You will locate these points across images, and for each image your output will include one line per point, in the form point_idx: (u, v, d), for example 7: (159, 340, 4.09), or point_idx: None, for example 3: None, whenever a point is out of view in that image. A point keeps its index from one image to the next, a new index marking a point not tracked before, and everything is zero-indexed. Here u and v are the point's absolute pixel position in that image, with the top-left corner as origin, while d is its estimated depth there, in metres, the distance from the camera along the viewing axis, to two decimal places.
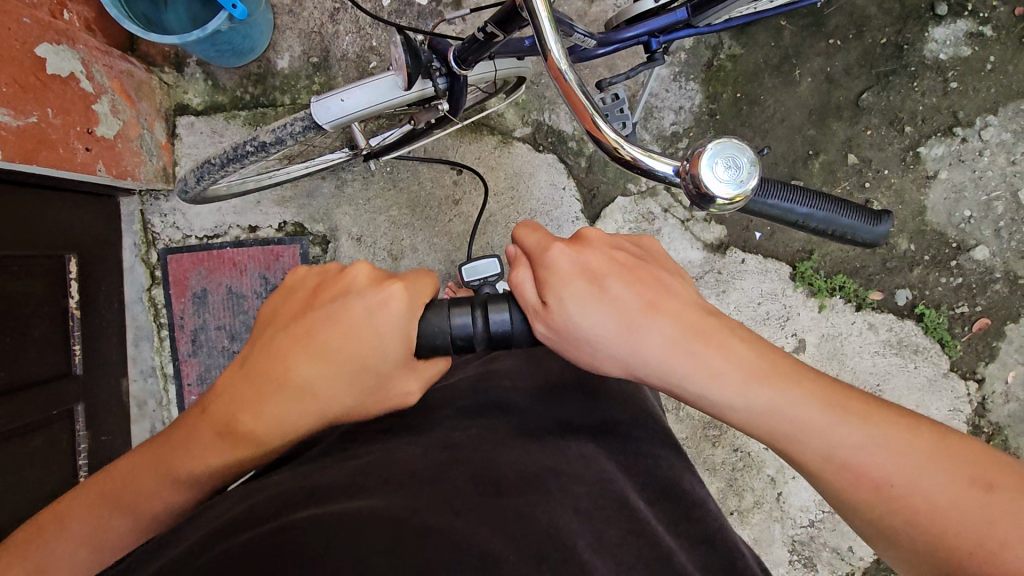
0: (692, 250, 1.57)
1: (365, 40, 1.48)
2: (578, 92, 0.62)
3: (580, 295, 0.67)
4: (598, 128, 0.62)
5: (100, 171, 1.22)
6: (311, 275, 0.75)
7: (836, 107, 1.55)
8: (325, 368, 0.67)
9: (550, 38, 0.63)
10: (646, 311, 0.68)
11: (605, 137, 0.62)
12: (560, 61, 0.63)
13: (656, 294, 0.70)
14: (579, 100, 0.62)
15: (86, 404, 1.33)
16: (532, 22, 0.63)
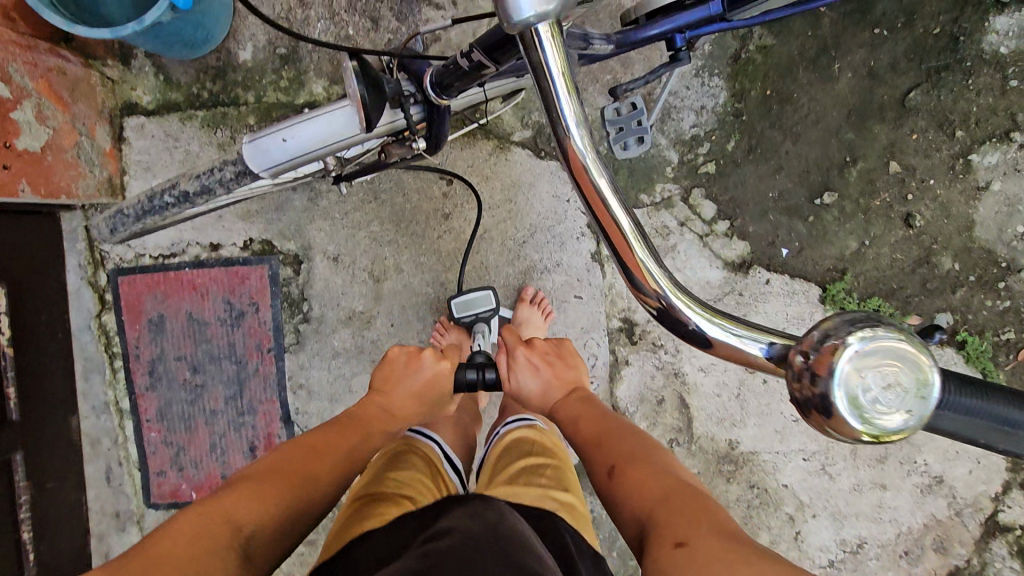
0: (711, 269, 1.40)
1: (340, 28, 1.27)
2: (609, 208, 0.45)
3: (523, 370, 0.92)
4: (640, 257, 0.45)
5: (23, 192, 1.04)
6: (402, 351, 0.96)
7: (879, 108, 1.36)
8: (405, 402, 0.92)
9: (570, 118, 0.45)
10: (557, 384, 0.95)
11: (649, 273, 0.45)
12: (584, 154, 0.45)
13: (559, 376, 0.96)
14: (613, 217, 0.46)
15: (28, 450, 1.18)
16: (544, 93, 0.45)
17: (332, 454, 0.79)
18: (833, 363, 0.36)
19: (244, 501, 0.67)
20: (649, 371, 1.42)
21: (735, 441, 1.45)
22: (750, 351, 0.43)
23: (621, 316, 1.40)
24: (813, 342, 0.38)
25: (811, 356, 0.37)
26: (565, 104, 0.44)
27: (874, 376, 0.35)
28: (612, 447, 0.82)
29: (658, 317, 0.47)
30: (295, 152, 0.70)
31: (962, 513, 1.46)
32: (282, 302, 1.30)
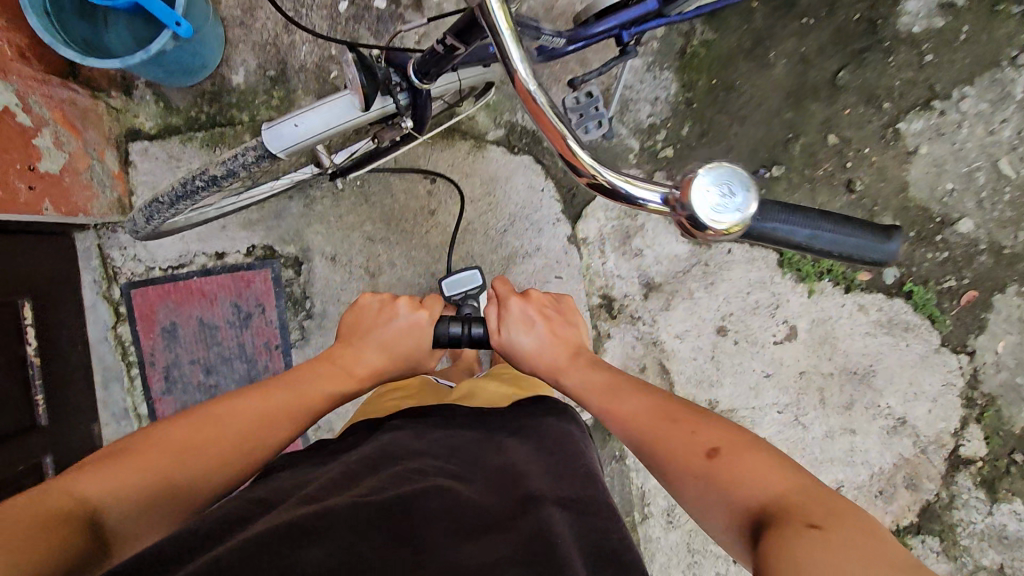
0: (678, 245, 1.52)
1: (324, 49, 1.40)
2: (549, 117, 0.59)
3: (516, 327, 1.02)
4: (576, 153, 0.60)
5: (47, 210, 1.15)
6: (375, 300, 1.09)
7: (813, 88, 1.52)
8: (374, 355, 1.03)
9: (515, 56, 0.58)
10: (553, 339, 1.03)
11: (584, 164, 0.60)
12: (528, 83, 0.59)
13: (556, 331, 1.05)
14: (555, 127, 0.59)
15: (56, 454, 1.26)
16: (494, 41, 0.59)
17: (243, 414, 0.84)
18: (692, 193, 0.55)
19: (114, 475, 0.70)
20: (630, 342, 1.54)
21: (715, 401, 1.56)
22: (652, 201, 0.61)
23: (599, 292, 1.52)
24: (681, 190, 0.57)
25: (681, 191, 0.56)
26: (510, 45, 0.58)
27: (718, 189, 0.55)
28: (697, 430, 0.79)
29: (595, 189, 0.63)
30: (305, 138, 0.76)
31: (927, 450, 1.58)
32: (286, 302, 1.41)
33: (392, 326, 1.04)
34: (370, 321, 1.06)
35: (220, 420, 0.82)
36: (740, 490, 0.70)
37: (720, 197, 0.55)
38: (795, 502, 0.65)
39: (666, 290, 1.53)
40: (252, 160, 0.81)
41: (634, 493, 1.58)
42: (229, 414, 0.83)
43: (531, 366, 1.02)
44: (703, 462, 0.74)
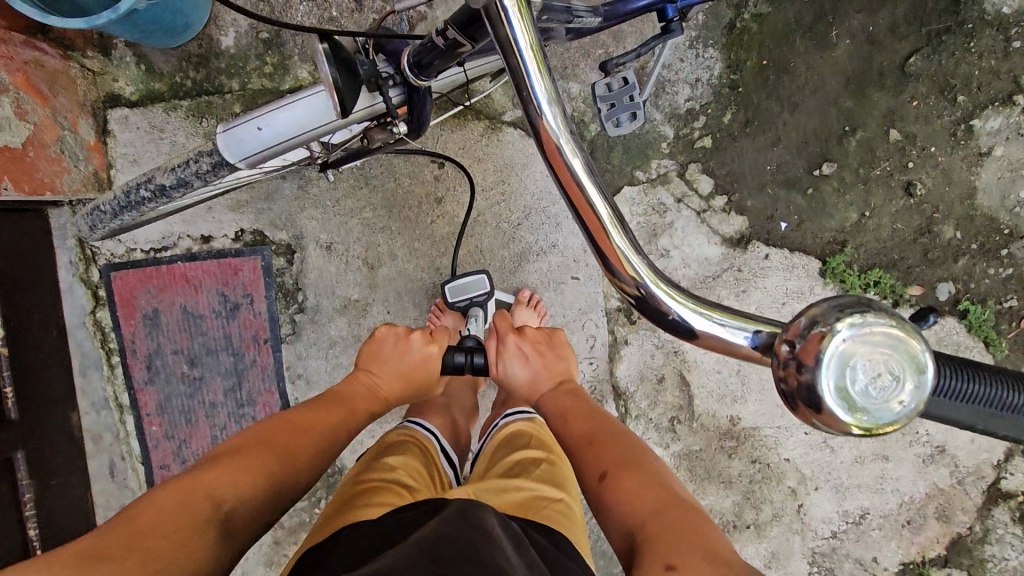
0: (708, 246, 1.39)
1: (323, 9, 1.24)
2: (579, 181, 0.46)
3: (510, 359, 0.85)
4: (619, 245, 0.46)
5: (5, 189, 1.02)
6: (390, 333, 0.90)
7: (878, 74, 1.33)
8: (391, 382, 0.89)
9: (541, 95, 0.46)
10: (547, 375, 0.87)
11: (629, 262, 0.45)
12: (558, 134, 0.46)
13: (552, 367, 0.89)
14: (592, 207, 0.46)
15: (29, 447, 1.18)
16: (516, 78, 0.46)
17: (325, 421, 0.82)
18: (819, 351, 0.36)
19: (235, 478, 0.68)
20: (649, 350, 1.42)
21: (736, 417, 1.45)
22: (734, 341, 0.43)
23: (619, 295, 1.39)
24: (800, 329, 0.38)
25: (797, 345, 0.38)
26: (535, 78, 0.45)
27: (862, 366, 0.36)
28: (605, 451, 0.75)
29: (636, 307, 0.47)
30: (273, 143, 0.69)
31: (964, 481, 1.47)
32: (276, 293, 1.29)
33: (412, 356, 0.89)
34: (383, 352, 0.90)
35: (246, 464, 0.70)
36: (623, 516, 0.68)
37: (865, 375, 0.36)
38: (656, 535, 0.62)
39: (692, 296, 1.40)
40: (208, 168, 0.75)
41: None
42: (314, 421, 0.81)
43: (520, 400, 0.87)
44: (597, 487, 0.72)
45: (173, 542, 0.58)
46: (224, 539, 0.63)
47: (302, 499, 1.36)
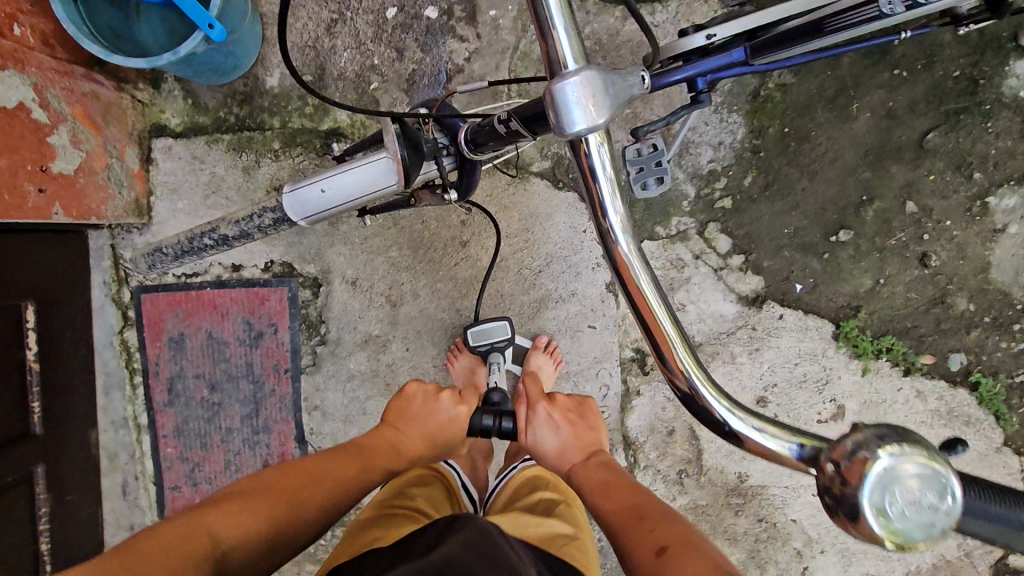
0: (724, 303, 1.42)
1: (366, 57, 1.30)
2: (652, 305, 0.55)
3: (541, 430, 0.87)
4: (673, 344, 0.54)
5: (57, 215, 1.07)
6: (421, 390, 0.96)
7: (896, 148, 1.37)
8: (415, 441, 0.93)
9: (618, 231, 0.56)
10: (576, 446, 0.87)
11: (678, 357, 0.53)
12: (629, 256, 0.56)
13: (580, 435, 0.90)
14: (651, 308, 0.55)
15: (49, 463, 1.20)
16: (593, 203, 0.57)
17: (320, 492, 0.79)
18: (863, 473, 0.38)
19: (227, 516, 0.71)
20: (660, 402, 1.42)
21: (745, 474, 1.44)
22: (781, 448, 0.49)
23: (633, 346, 1.40)
24: (846, 450, 0.40)
25: (842, 464, 0.39)
26: (610, 211, 0.56)
27: (902, 493, 0.37)
28: (664, 530, 0.68)
29: (681, 398, 0.55)
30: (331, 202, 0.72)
31: (972, 554, 1.44)
32: (300, 324, 1.32)
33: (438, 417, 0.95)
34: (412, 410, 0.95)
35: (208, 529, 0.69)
36: None
37: (887, 509, 0.36)
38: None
39: (706, 351, 1.42)
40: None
41: None
42: (311, 476, 0.80)
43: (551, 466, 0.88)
44: (651, 559, 0.65)
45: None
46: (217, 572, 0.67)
47: None
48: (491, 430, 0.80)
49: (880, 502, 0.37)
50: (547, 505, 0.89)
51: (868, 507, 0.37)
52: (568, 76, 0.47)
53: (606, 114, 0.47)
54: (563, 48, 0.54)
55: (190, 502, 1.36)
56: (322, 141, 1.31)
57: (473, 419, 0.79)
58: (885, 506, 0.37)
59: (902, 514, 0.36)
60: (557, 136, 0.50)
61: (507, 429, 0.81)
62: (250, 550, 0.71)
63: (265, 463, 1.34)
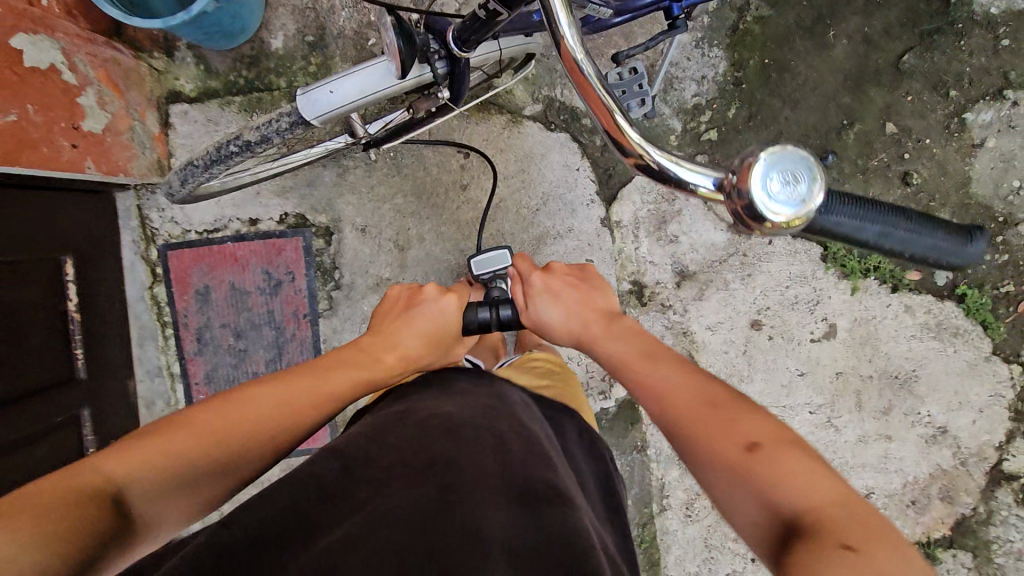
0: (716, 232, 1.47)
1: (363, 15, 1.38)
2: (601, 95, 0.61)
3: (544, 301, 0.97)
4: (626, 131, 0.61)
5: (89, 168, 1.16)
6: (403, 292, 1.06)
7: (874, 72, 1.42)
8: (408, 342, 0.97)
9: (564, 23, 0.62)
10: (582, 312, 0.97)
11: (632, 141, 0.61)
12: (578, 56, 0.62)
13: (585, 300, 0.99)
14: (603, 102, 0.61)
15: (93, 407, 1.31)
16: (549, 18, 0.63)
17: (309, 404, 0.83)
18: (751, 174, 0.54)
19: (207, 419, 0.74)
20: (659, 331, 1.49)
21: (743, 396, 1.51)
22: (702, 181, 0.60)
23: (630, 278, 1.48)
24: (738, 167, 0.56)
25: (736, 176, 0.56)
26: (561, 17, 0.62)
27: (780, 179, 0.54)
28: (744, 424, 0.72)
29: (641, 171, 0.63)
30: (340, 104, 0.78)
31: (966, 462, 1.50)
32: (315, 271, 1.41)
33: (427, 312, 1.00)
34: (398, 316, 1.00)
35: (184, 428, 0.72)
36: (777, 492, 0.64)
37: (774, 192, 0.54)
38: (844, 517, 0.60)
39: (700, 279, 1.48)
40: (286, 127, 0.88)
41: (654, 485, 1.55)
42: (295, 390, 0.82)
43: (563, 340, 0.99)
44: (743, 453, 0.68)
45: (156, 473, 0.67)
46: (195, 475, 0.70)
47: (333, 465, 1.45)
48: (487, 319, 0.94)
49: (767, 187, 0.54)
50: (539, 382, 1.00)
51: (761, 192, 0.54)
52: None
53: None
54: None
55: None
56: None
57: (474, 312, 0.94)
58: (771, 188, 0.54)
59: (780, 191, 0.54)
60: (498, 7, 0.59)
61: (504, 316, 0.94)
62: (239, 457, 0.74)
63: None
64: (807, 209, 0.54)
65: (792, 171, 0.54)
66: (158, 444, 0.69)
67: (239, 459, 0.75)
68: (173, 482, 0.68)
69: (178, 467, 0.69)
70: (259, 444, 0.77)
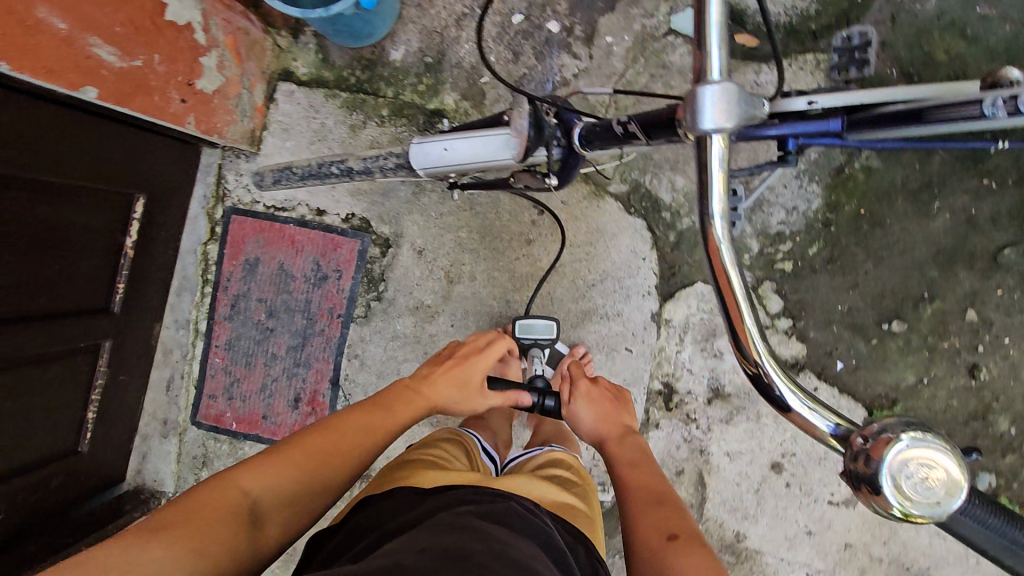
0: (762, 361, 1.42)
1: (484, 53, 1.43)
2: (735, 291, 0.52)
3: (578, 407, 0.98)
4: (749, 329, 0.51)
5: (189, 125, 1.20)
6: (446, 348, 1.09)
7: (970, 255, 1.38)
8: (442, 389, 1.00)
9: (716, 211, 0.53)
10: (612, 423, 0.96)
11: (752, 343, 0.51)
12: (721, 239, 0.52)
13: (618, 418, 0.98)
14: (733, 292, 0.52)
15: (115, 342, 1.31)
16: (703, 185, 0.54)
17: (351, 445, 0.85)
18: (884, 453, 0.41)
19: (264, 469, 0.76)
20: (676, 441, 1.44)
21: (742, 534, 1.43)
22: (817, 424, 0.49)
23: (662, 379, 1.44)
24: (874, 430, 0.43)
25: (868, 441, 0.42)
26: (717, 201, 0.53)
27: (915, 468, 0.40)
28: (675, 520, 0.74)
29: (752, 379, 0.53)
30: (449, 160, 0.83)
31: None
32: (362, 277, 1.42)
33: (487, 354, 1.05)
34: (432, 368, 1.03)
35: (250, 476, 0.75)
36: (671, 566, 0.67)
37: (906, 487, 0.40)
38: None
39: (732, 404, 1.43)
40: None
41: None
42: (341, 434, 0.85)
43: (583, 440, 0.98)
44: (662, 541, 0.71)
45: (202, 532, 0.67)
46: (252, 528, 0.72)
47: None
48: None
49: (898, 478, 0.40)
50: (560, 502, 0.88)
51: (887, 482, 0.40)
52: (710, 83, 0.52)
53: (735, 122, 0.51)
54: (712, 53, 0.52)
55: (222, 413, 1.45)
56: (426, 118, 1.43)
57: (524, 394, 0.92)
58: (902, 478, 0.40)
59: (916, 490, 0.40)
60: (691, 135, 0.54)
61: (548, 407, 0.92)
62: (286, 503, 0.76)
63: (297, 396, 1.43)
64: (935, 512, 0.40)
65: (928, 459, 0.41)
66: (223, 487, 0.73)
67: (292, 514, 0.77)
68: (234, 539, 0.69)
69: (239, 521, 0.71)
70: (314, 495, 0.79)
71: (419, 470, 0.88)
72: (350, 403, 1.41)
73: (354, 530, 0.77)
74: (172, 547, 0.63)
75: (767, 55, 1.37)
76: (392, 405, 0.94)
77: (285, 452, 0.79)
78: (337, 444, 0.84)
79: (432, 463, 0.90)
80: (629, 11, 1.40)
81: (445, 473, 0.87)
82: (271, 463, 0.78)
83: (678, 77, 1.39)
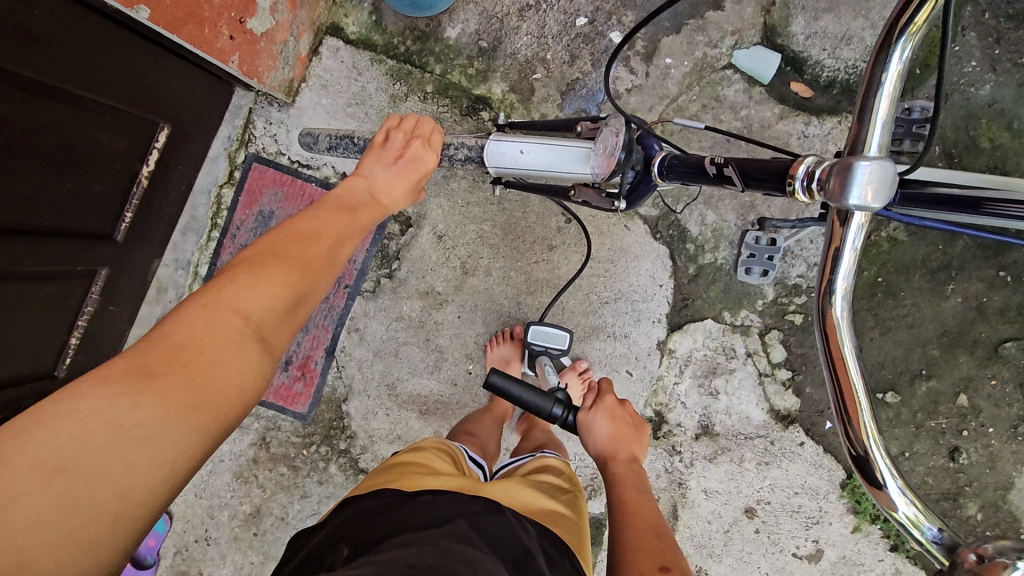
0: (755, 408, 1.43)
1: (541, 49, 1.39)
2: (848, 370, 0.58)
3: (597, 420, 0.96)
4: (859, 406, 0.57)
5: (233, 63, 1.15)
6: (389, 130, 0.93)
7: (973, 340, 1.40)
8: (395, 185, 0.91)
9: (839, 293, 0.59)
10: (623, 446, 0.97)
11: (861, 422, 0.56)
12: (840, 319, 0.58)
13: (630, 444, 0.99)
14: (846, 370, 0.58)
15: (112, 271, 1.25)
16: (828, 266, 0.60)
17: (324, 259, 0.79)
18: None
19: (244, 287, 0.69)
20: (657, 469, 1.44)
21: (703, 571, 1.45)
22: (916, 524, 0.52)
23: (655, 407, 1.44)
24: (989, 552, 0.44)
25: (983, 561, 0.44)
26: (842, 278, 0.59)
27: None
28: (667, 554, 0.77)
29: (853, 460, 0.57)
30: (525, 160, 0.86)
31: None
32: (377, 251, 1.38)
33: (431, 144, 0.92)
34: (375, 165, 0.91)
35: (236, 299, 0.67)
36: None
37: None
38: None
39: (718, 443, 1.43)
40: (460, 157, 0.93)
41: None
42: (313, 244, 0.78)
43: (588, 451, 0.97)
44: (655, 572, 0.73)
45: (191, 373, 0.60)
46: (258, 342, 0.67)
47: (296, 435, 1.39)
48: (557, 418, 0.88)
49: None
50: (552, 513, 0.89)
51: None
52: (865, 158, 0.51)
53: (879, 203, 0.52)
54: (874, 128, 0.58)
55: None
56: (470, 103, 1.40)
57: (548, 404, 0.87)
58: None
59: None
60: (828, 201, 0.54)
61: (570, 423, 0.89)
62: (279, 319, 0.71)
63: (288, 358, 1.39)
64: None
65: None
66: (204, 316, 0.65)
67: (289, 326, 0.72)
68: (246, 361, 0.65)
69: (242, 339, 0.65)
70: (306, 298, 0.75)
71: (423, 471, 0.88)
72: (342, 374, 1.39)
73: (357, 523, 0.76)
74: (158, 401, 0.57)
75: (819, 109, 1.37)
76: (354, 209, 0.87)
77: (265, 265, 0.72)
78: (308, 248, 0.77)
79: (420, 467, 0.89)
80: (694, 36, 1.37)
81: (434, 477, 0.86)
82: (249, 280, 0.70)
83: (729, 112, 1.38)
